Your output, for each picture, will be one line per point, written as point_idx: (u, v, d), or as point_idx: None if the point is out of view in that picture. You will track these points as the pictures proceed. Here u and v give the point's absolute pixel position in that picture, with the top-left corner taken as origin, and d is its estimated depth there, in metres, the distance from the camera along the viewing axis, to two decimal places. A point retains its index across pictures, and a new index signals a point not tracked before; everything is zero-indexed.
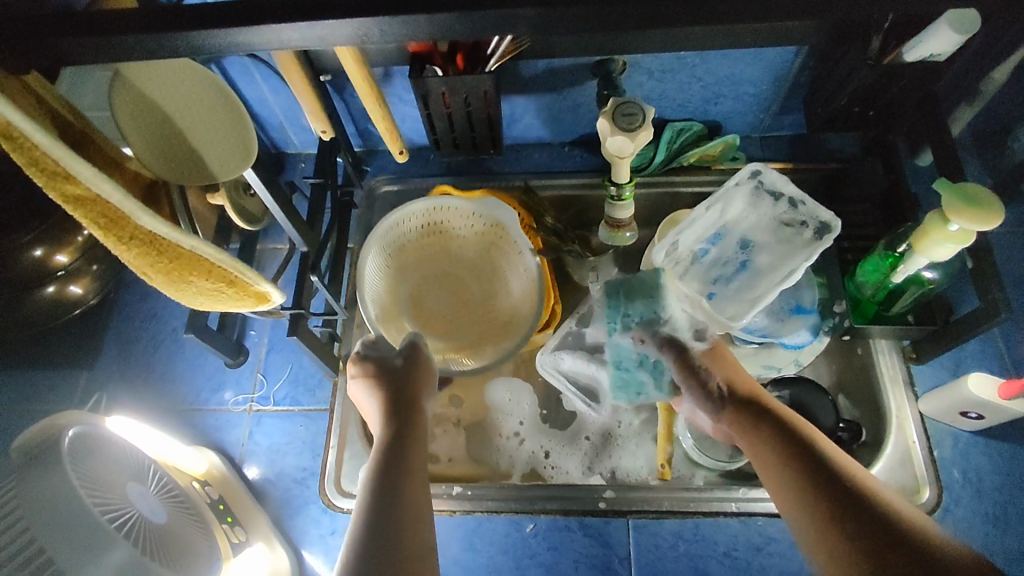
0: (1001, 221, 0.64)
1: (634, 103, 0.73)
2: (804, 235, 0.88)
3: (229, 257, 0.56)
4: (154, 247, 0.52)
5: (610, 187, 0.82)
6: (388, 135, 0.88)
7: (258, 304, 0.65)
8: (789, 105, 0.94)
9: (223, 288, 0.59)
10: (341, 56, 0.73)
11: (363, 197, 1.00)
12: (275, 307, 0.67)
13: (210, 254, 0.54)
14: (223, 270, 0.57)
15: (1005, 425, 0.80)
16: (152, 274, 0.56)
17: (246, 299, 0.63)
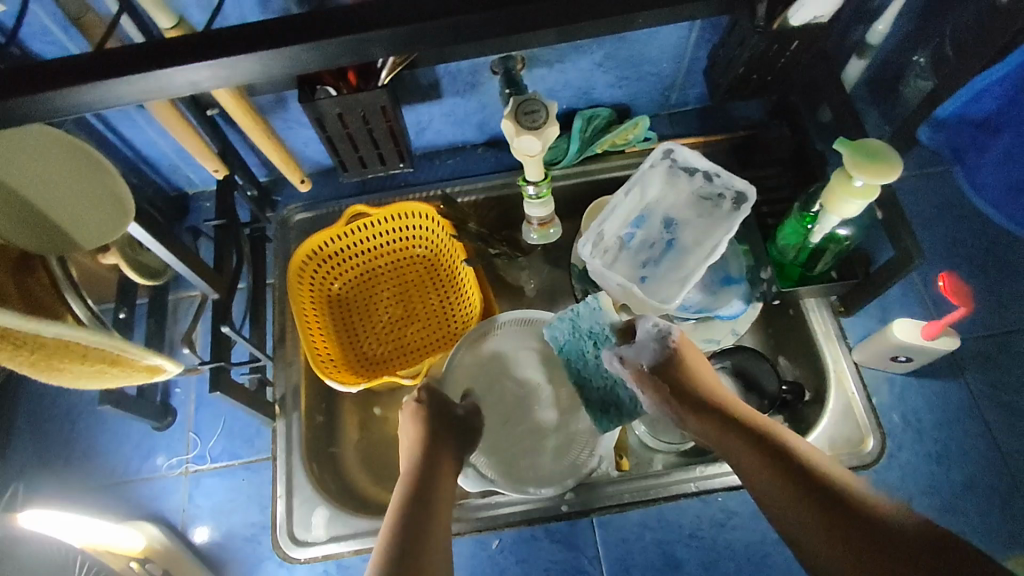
0: (901, 171, 0.65)
1: (534, 101, 0.72)
2: (722, 207, 0.90)
3: (106, 337, 0.55)
4: (9, 341, 0.49)
5: (525, 187, 0.80)
6: (286, 163, 0.84)
7: (148, 374, 0.64)
8: (692, 79, 0.94)
9: (104, 368, 0.58)
10: (218, 97, 0.70)
11: (276, 228, 0.96)
12: (166, 375, 0.66)
13: (81, 339, 0.52)
14: (102, 350, 0.55)
15: (934, 363, 0.83)
16: (18, 366, 0.53)
17: (137, 373, 0.62)
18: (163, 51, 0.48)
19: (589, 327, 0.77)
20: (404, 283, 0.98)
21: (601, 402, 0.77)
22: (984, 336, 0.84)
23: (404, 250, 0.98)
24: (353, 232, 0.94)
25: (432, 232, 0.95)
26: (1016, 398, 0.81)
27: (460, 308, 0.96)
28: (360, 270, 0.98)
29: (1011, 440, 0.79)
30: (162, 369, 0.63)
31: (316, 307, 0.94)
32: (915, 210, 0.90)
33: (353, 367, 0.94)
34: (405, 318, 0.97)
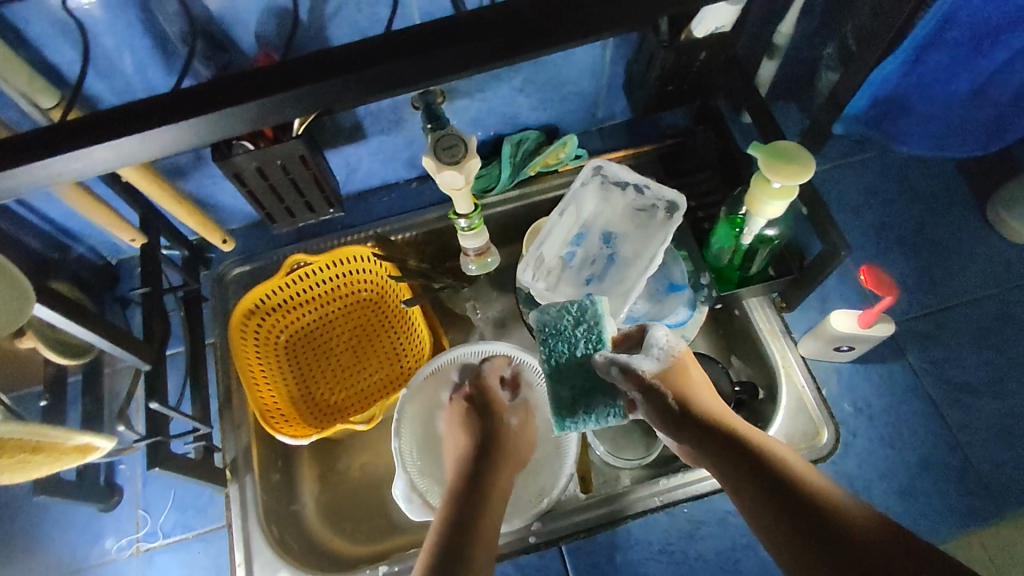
0: (814, 170, 0.67)
1: (453, 135, 0.72)
2: (656, 217, 0.90)
3: (22, 425, 0.55)
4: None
5: (457, 220, 0.80)
6: (204, 225, 0.85)
7: (83, 456, 0.63)
8: (614, 94, 0.95)
9: (27, 460, 0.57)
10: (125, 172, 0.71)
11: (213, 285, 0.94)
12: (104, 451, 0.65)
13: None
14: (21, 442, 0.55)
15: (877, 348, 0.84)
16: None
17: (68, 457, 0.61)
18: (69, 131, 0.54)
19: (579, 323, 0.65)
20: (351, 327, 0.96)
21: (577, 408, 0.63)
22: (921, 316, 0.86)
23: (348, 293, 0.97)
24: (292, 281, 0.92)
25: (375, 272, 0.95)
26: (957, 372, 0.83)
27: (410, 346, 0.94)
28: (305, 319, 0.96)
29: (958, 415, 0.81)
30: (93, 446, 0.63)
31: (263, 361, 0.92)
32: (842, 199, 0.92)
33: (307, 418, 0.92)
34: (356, 363, 0.95)
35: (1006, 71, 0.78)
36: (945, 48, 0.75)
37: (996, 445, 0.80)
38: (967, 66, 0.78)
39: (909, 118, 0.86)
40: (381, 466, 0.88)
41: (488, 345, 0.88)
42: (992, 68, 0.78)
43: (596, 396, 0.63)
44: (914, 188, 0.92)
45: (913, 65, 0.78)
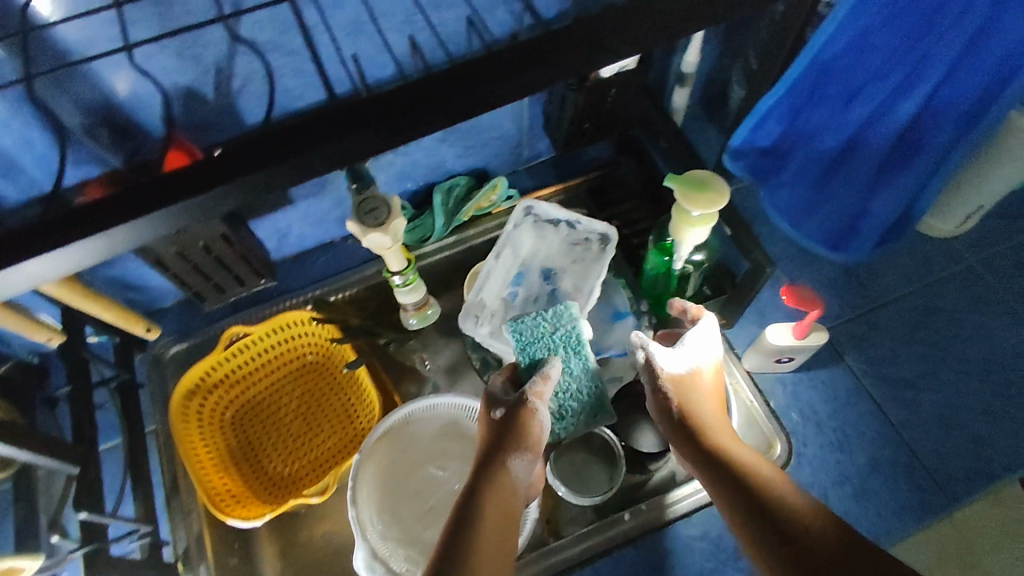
0: (728, 196, 0.69)
1: (373, 196, 0.71)
2: (591, 249, 0.91)
3: None
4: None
5: (391, 278, 0.79)
6: (130, 320, 0.84)
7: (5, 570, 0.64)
8: (537, 133, 0.97)
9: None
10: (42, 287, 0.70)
11: (150, 369, 0.91)
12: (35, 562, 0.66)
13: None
14: None
15: (816, 354, 0.87)
16: None
17: None
18: None
19: (555, 330, 0.73)
20: (299, 393, 0.94)
21: (558, 410, 0.74)
22: (853, 318, 0.89)
23: (293, 360, 0.95)
24: (232, 355, 0.90)
25: (317, 336, 0.93)
26: (892, 369, 0.86)
27: (361, 406, 0.92)
28: (250, 392, 0.93)
29: (898, 411, 0.84)
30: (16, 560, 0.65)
31: (208, 442, 0.89)
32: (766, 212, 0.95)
33: (259, 495, 0.88)
34: (306, 430, 0.92)
35: (865, 151, 0.82)
36: (815, 97, 0.78)
37: (937, 437, 0.82)
38: (834, 126, 0.81)
39: (795, 160, 0.87)
40: (342, 535, 0.86)
41: (442, 399, 0.89)
42: (858, 133, 0.80)
43: (574, 398, 0.74)
44: None
45: (793, 108, 0.80)
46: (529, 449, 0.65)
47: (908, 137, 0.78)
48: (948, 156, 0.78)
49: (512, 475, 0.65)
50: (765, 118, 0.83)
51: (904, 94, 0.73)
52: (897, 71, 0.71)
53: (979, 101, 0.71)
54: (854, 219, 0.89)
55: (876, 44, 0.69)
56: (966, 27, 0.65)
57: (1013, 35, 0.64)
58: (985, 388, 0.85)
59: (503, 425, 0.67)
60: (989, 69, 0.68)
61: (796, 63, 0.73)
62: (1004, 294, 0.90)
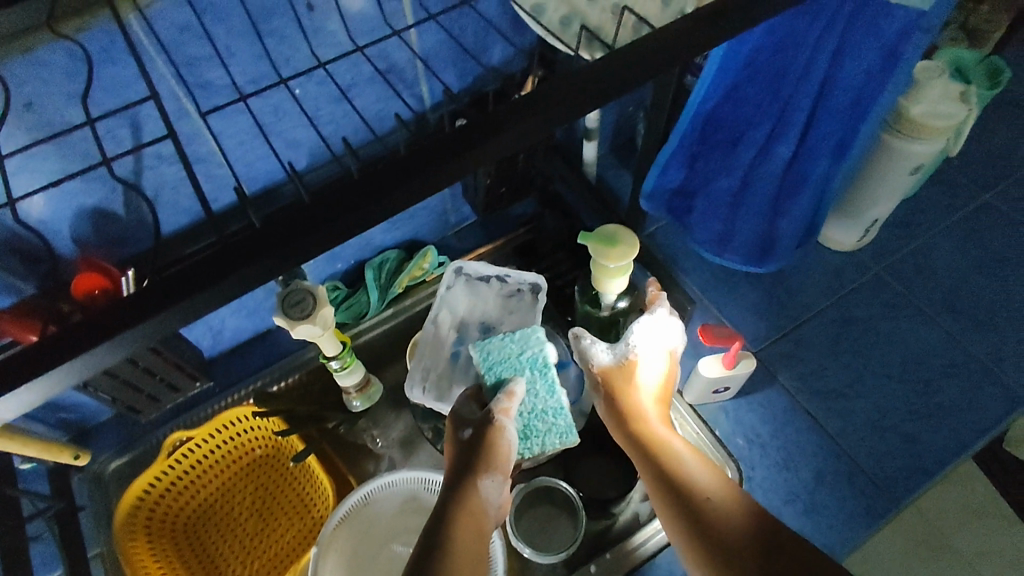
0: (638, 245, 0.72)
1: (298, 289, 0.72)
2: (524, 300, 0.93)
3: None
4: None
5: (328, 363, 0.79)
6: (55, 450, 0.82)
7: None
8: (459, 199, 1.00)
9: None
10: None
11: (88, 489, 0.87)
12: None
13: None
14: None
15: (750, 378, 0.90)
16: None
17: None
18: None
19: (523, 352, 0.72)
20: (251, 489, 0.93)
21: (523, 429, 0.71)
22: (778, 339, 0.93)
23: (241, 456, 0.93)
24: (175, 462, 0.88)
25: (262, 429, 0.93)
26: (822, 381, 0.90)
27: (315, 494, 0.91)
28: (202, 495, 0.91)
29: (834, 422, 0.87)
30: None
31: (155, 557, 0.85)
32: (683, 248, 1.00)
33: None
34: (263, 526, 0.91)
35: (755, 191, 0.89)
36: (711, 135, 0.88)
37: (872, 441, 0.86)
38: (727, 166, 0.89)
39: (695, 211, 0.96)
40: None
41: (399, 475, 0.87)
42: (745, 178, 0.89)
43: (540, 418, 0.71)
44: None
45: (690, 157, 0.91)
46: (498, 468, 0.65)
47: (792, 172, 0.85)
48: (829, 184, 0.84)
49: (474, 503, 0.62)
50: (669, 162, 0.93)
51: (781, 136, 0.81)
52: (769, 116, 0.80)
53: (845, 136, 0.78)
54: (759, 251, 0.94)
55: (748, 93, 0.79)
56: (816, 79, 0.73)
57: (857, 83, 0.72)
58: (908, 388, 0.90)
59: (469, 443, 0.66)
60: (845, 111, 0.75)
61: (687, 104, 0.82)
62: (911, 296, 0.96)
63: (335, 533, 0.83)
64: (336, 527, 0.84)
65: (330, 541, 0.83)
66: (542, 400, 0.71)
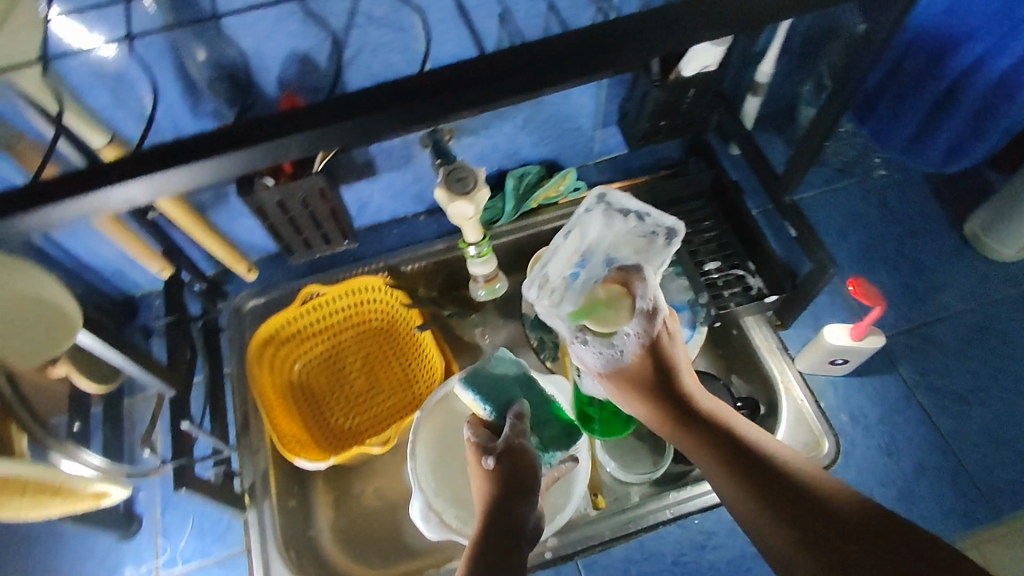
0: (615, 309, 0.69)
1: (463, 167, 0.76)
2: (656, 243, 0.93)
3: (44, 468, 0.65)
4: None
5: (468, 248, 0.85)
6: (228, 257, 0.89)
7: (95, 499, 0.74)
8: (610, 128, 1.01)
9: (50, 497, 0.68)
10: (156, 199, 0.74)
11: (229, 318, 0.96)
12: (115, 497, 0.77)
13: (21, 471, 0.62)
14: (41, 480, 0.66)
15: (869, 360, 0.89)
16: None
17: (85, 499, 0.73)
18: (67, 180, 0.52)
19: (507, 373, 0.75)
20: (364, 356, 1.00)
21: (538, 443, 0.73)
22: (906, 330, 0.91)
23: (359, 322, 1.00)
24: (306, 311, 0.96)
25: (387, 302, 0.99)
26: (945, 382, 0.87)
27: (423, 372, 0.97)
28: (319, 350, 0.99)
29: (949, 422, 0.85)
30: (106, 492, 0.75)
31: (277, 391, 0.94)
32: (829, 222, 0.98)
33: (321, 444, 0.94)
34: (370, 390, 0.98)
35: (953, 112, 0.87)
36: (919, 48, 0.83)
37: (985, 449, 0.83)
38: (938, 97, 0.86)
39: (892, 119, 0.93)
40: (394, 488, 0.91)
41: None
42: (944, 96, 0.86)
43: (546, 426, 0.74)
44: (893, 212, 0.99)
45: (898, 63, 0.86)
46: (531, 493, 0.63)
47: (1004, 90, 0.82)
48: None
49: (517, 530, 0.60)
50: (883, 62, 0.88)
51: (1002, 48, 0.77)
52: (997, 29, 0.76)
53: None
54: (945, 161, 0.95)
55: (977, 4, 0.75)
56: None
57: None
58: None
59: (509, 470, 0.63)
60: None
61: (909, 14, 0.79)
62: None
63: (434, 405, 0.89)
64: (436, 399, 0.89)
65: (428, 410, 0.88)
66: (540, 412, 0.74)
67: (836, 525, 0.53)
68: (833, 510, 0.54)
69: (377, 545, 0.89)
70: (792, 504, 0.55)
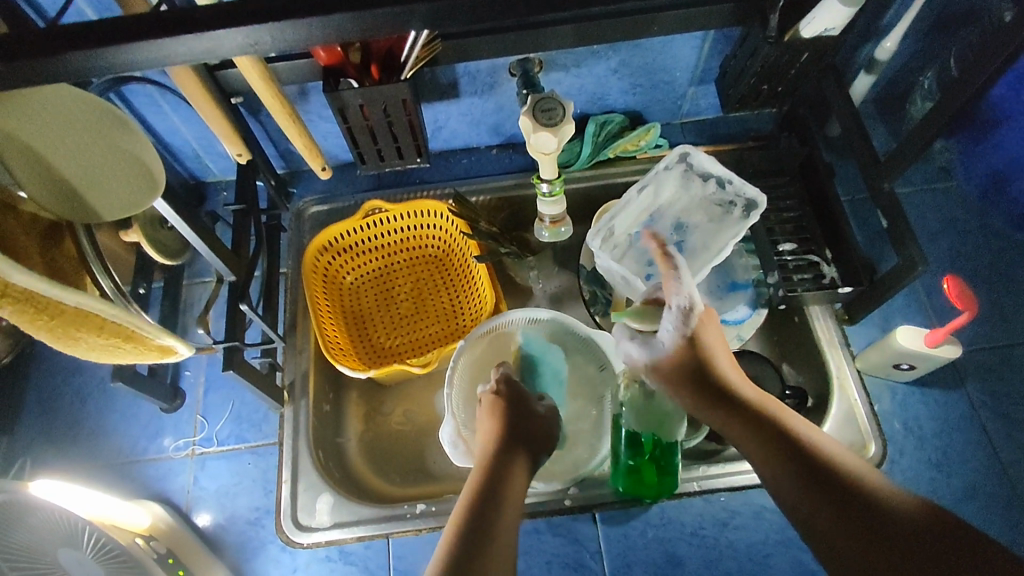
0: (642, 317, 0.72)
1: (553, 98, 0.74)
2: (732, 214, 0.90)
3: (120, 313, 0.59)
4: (31, 305, 0.52)
5: (540, 185, 0.83)
6: (306, 149, 0.87)
7: (160, 356, 0.68)
8: (704, 88, 0.96)
9: (118, 343, 0.62)
10: (241, 67, 0.71)
11: (291, 219, 0.98)
12: (177, 358, 0.71)
13: (100, 309, 0.56)
14: (116, 325, 0.59)
15: (935, 372, 0.85)
16: (36, 332, 0.56)
17: (148, 352, 0.66)
18: (159, 21, 0.50)
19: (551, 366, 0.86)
20: (415, 279, 0.99)
21: None
22: (982, 349, 0.86)
23: (416, 246, 1.00)
24: (366, 225, 0.96)
25: (447, 228, 0.97)
26: (1015, 409, 0.83)
27: (473, 304, 0.97)
28: (372, 264, 0.99)
29: (1010, 450, 0.81)
30: (173, 351, 0.68)
31: (327, 299, 0.95)
32: (922, 224, 0.93)
33: (361, 356, 0.95)
34: (416, 313, 0.98)
35: None
36: None
37: None
38: None
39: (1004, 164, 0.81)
40: (425, 412, 0.92)
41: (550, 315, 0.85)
42: None
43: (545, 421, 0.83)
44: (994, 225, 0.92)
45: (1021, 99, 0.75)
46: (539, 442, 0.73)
47: None
48: None
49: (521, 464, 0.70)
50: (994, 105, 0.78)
51: None
52: None
53: None
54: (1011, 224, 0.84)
55: None
56: None
57: None
58: None
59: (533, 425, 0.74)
60: None
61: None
62: None
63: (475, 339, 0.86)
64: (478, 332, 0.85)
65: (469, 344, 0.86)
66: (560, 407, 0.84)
67: (889, 526, 0.52)
68: (893, 512, 0.53)
69: (402, 465, 0.89)
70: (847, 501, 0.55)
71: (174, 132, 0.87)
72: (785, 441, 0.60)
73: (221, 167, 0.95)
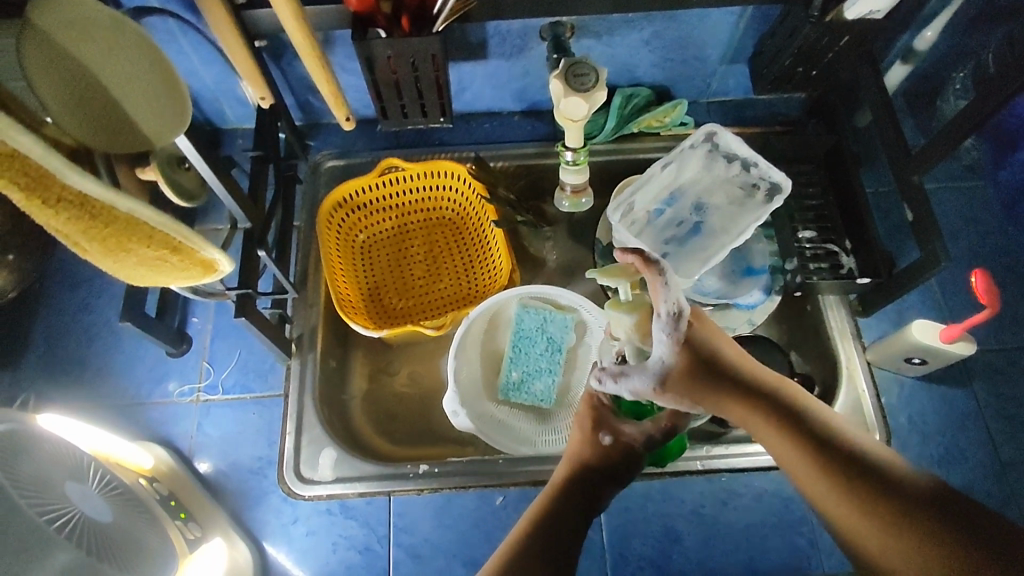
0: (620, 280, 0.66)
1: (587, 64, 0.72)
2: (754, 198, 0.89)
3: (168, 222, 0.55)
4: (85, 211, 0.50)
5: (565, 152, 0.82)
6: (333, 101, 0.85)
7: (201, 274, 0.64)
8: (736, 67, 0.94)
9: (164, 255, 0.58)
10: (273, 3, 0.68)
11: (307, 171, 0.97)
12: (218, 279, 0.66)
13: (148, 216, 0.53)
14: (164, 234, 0.56)
15: (944, 369, 0.85)
16: (85, 244, 0.53)
17: (191, 268, 0.62)
18: None
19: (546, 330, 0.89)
20: (429, 242, 0.98)
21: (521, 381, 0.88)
22: (993, 349, 0.86)
23: (431, 208, 0.99)
24: (382, 182, 0.94)
25: (462, 190, 0.96)
26: (1021, 410, 0.83)
27: (485, 270, 0.96)
28: (386, 224, 0.98)
29: (1012, 450, 0.81)
30: (217, 266, 0.63)
31: (340, 256, 0.93)
32: (944, 220, 0.92)
33: (370, 315, 0.94)
34: (427, 275, 0.97)
35: None
36: None
37: None
38: None
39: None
40: (431, 375, 0.92)
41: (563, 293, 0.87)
42: None
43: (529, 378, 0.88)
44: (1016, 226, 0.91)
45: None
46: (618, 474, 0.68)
47: None
48: None
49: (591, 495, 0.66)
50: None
51: None
52: None
53: None
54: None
55: None
56: None
57: None
58: None
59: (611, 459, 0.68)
60: None
61: None
62: None
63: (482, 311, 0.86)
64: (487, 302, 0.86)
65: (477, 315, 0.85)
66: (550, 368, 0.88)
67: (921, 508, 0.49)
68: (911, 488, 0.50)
69: (405, 424, 0.89)
70: (873, 490, 0.51)
71: (194, 73, 0.85)
72: (810, 433, 0.56)
73: (239, 113, 0.93)
